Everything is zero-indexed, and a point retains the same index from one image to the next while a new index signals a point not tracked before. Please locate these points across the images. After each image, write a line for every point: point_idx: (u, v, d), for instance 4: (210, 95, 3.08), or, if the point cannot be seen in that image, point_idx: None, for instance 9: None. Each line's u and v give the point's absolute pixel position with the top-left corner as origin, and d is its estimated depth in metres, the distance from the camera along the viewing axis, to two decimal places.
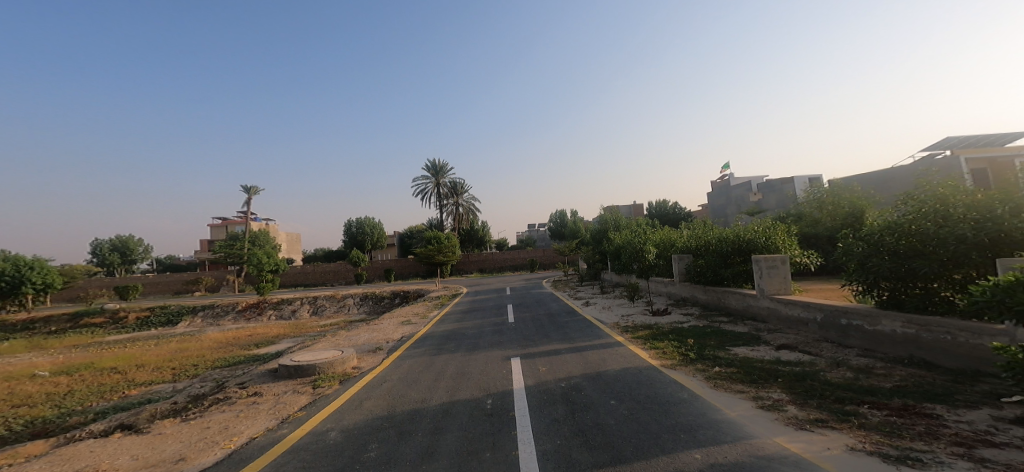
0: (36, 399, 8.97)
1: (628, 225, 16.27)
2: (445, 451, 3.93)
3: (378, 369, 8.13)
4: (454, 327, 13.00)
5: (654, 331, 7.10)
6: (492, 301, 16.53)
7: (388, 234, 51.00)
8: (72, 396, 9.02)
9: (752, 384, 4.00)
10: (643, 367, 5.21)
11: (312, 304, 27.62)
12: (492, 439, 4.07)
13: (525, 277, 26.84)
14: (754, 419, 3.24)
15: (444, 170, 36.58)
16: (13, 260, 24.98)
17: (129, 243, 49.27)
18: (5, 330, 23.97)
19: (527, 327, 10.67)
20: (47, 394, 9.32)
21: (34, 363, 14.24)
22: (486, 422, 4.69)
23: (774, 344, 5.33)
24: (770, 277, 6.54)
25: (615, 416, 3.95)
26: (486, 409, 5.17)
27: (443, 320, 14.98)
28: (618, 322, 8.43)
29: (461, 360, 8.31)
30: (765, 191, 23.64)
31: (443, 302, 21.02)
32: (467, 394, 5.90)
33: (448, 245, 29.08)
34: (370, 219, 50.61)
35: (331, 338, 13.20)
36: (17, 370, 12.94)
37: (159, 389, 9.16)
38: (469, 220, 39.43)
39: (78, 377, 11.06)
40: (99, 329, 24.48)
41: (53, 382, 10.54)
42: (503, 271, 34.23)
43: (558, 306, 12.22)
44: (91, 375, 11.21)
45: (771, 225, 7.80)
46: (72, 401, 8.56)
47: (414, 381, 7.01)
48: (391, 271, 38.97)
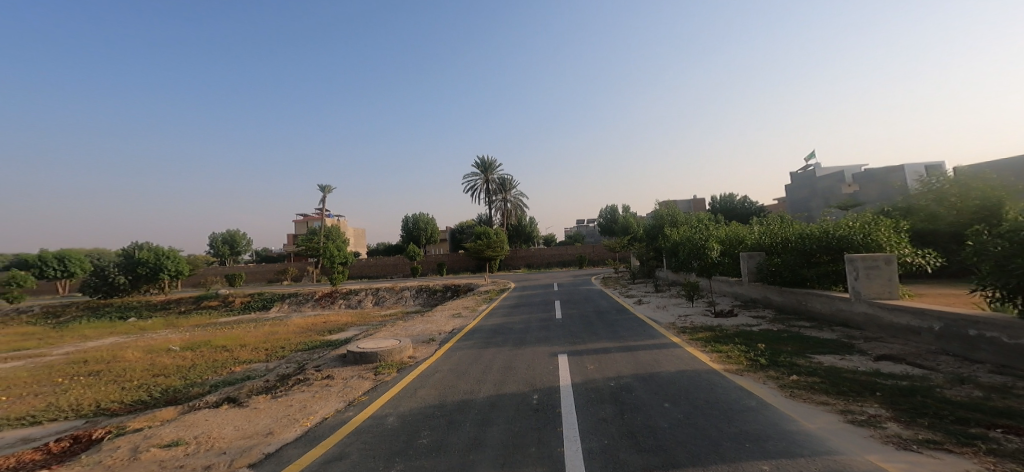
0: (167, 369, 10.10)
1: (687, 221, 15.63)
2: (493, 443, 3.97)
3: (431, 359, 8.37)
4: (501, 321, 13.16)
5: (718, 333, 6.78)
6: (541, 296, 16.50)
7: (441, 230, 52.40)
8: (194, 368, 10.07)
9: (841, 396, 3.72)
10: (704, 370, 4.99)
11: (374, 295, 28.98)
12: (538, 434, 4.07)
13: (575, 273, 26.57)
14: (842, 434, 3.00)
15: (492, 167, 36.72)
16: (156, 250, 29.24)
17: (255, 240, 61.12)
18: (148, 308, 27.04)
19: (575, 324, 10.57)
20: (177, 365, 10.51)
21: (167, 338, 16.24)
22: (531, 417, 4.66)
23: (872, 354, 4.91)
24: (868, 279, 6.00)
25: (669, 419, 3.81)
26: (532, 405, 5.16)
27: (492, 314, 15.20)
28: (674, 322, 8.14)
29: (509, 355, 8.35)
30: (863, 182, 21.88)
31: (493, 297, 21.29)
32: (513, 388, 5.93)
33: (497, 239, 29.40)
34: (424, 215, 52.17)
35: (392, 327, 13.80)
36: (153, 344, 14.80)
37: (255, 367, 9.97)
38: (517, 216, 39.52)
39: (197, 352, 12.32)
40: (213, 310, 27.13)
41: (180, 356, 11.83)
42: (551, 266, 34.10)
43: (608, 304, 11.99)
44: (207, 351, 12.46)
45: (871, 220, 6.98)
46: (193, 373, 9.54)
47: (465, 372, 7.15)
48: (443, 266, 39.97)
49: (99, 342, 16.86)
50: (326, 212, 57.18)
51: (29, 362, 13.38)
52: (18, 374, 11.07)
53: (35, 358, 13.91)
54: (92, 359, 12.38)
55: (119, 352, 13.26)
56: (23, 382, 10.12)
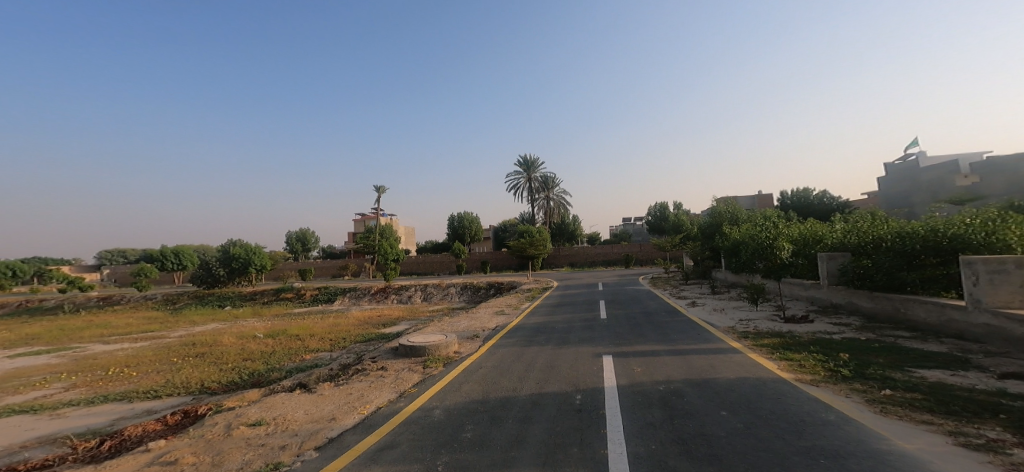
0: (252, 355, 11.47)
1: (748, 219, 14.90)
2: (534, 440, 3.91)
3: (476, 355, 8.43)
4: (544, 320, 13.10)
5: (788, 340, 6.37)
6: (584, 296, 16.27)
7: (484, 229, 53.03)
8: (273, 355, 11.21)
9: (947, 416, 3.35)
10: (770, 379, 4.67)
11: (422, 291, 29.75)
12: (580, 434, 3.97)
13: (621, 273, 25.97)
14: (945, 457, 2.69)
15: (535, 165, 36.62)
16: (246, 246, 33.27)
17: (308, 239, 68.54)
18: (239, 298, 30.52)
19: (621, 324, 10.31)
20: (262, 352, 11.83)
21: (254, 326, 18.23)
22: (574, 417, 4.56)
23: (992, 372, 4.40)
24: (989, 286, 5.41)
25: (726, 428, 3.59)
26: (574, 405, 5.03)
27: (535, 312, 15.20)
28: (735, 326, 7.73)
29: (551, 354, 8.26)
30: (985, 173, 20.03)
31: (536, 295, 21.29)
32: (556, 388, 5.83)
33: (540, 238, 29.32)
34: (468, 214, 53.00)
35: (438, 322, 14.14)
36: (243, 331, 16.94)
37: (322, 355, 10.76)
38: (561, 215, 39.23)
39: (277, 339, 13.74)
40: (288, 302, 29.46)
41: (265, 342, 13.31)
42: (596, 265, 33.57)
43: (657, 305, 11.60)
44: (287, 337, 13.88)
45: (993, 217, 6.22)
46: (274, 359, 10.65)
47: (508, 369, 7.15)
48: (486, 264, 40.37)
49: (205, 328, 19.54)
50: (377, 211, 59.80)
51: (153, 343, 16.14)
52: (144, 353, 13.39)
53: (157, 340, 16.84)
54: (198, 342, 14.46)
55: (217, 337, 15.28)
56: (148, 360, 12.41)
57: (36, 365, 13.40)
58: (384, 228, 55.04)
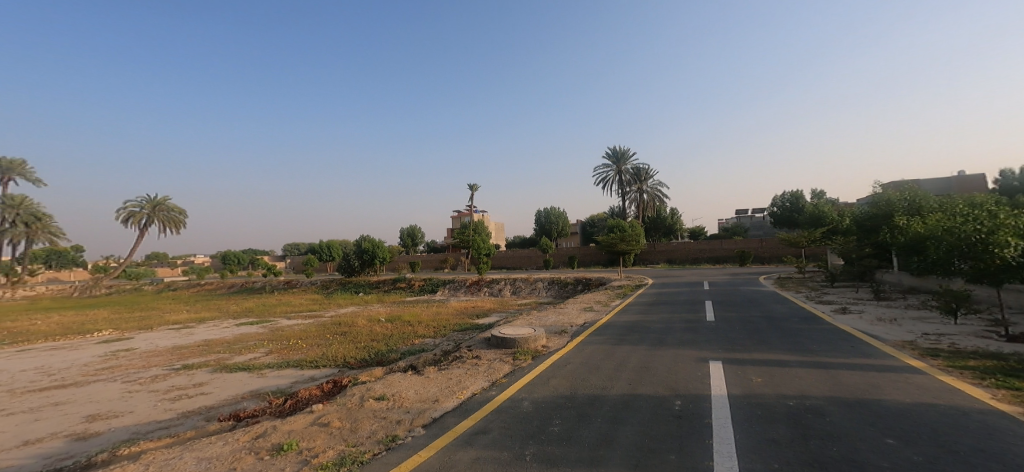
0: (377, 337, 16.17)
1: (932, 208, 12.49)
2: (626, 442, 3.79)
3: (565, 350, 8.24)
4: (637, 318, 12.42)
5: (1008, 364, 5.14)
6: (685, 296, 15.12)
7: (571, 224, 52.40)
8: (392, 338, 15.66)
9: None
10: (970, 411, 3.75)
11: (511, 285, 30.29)
12: (681, 441, 3.72)
13: (728, 272, 23.63)
14: None
15: (625, 157, 35.14)
16: (375, 243, 42.89)
17: (415, 230, 75.12)
18: (366, 285, 39.17)
19: (732, 330, 9.28)
20: (385, 334, 16.61)
21: (377, 312, 24.34)
22: (672, 424, 4.32)
23: None
24: None
25: (886, 460, 2.98)
26: (672, 410, 4.92)
27: (626, 310, 14.55)
28: (912, 341, 6.51)
29: (646, 354, 7.75)
30: None
31: (627, 293, 20.30)
32: (651, 390, 5.69)
33: (632, 233, 27.89)
34: (555, 209, 52.80)
35: (525, 316, 14.29)
36: (371, 315, 23.15)
37: (426, 341, 14.78)
38: (655, 207, 37.23)
39: (395, 324, 18.76)
40: (403, 291, 34.85)
41: (389, 326, 18.34)
42: (699, 262, 31.23)
43: (781, 311, 10.21)
44: (402, 324, 18.72)
45: None
46: (392, 342, 15.00)
47: (596, 367, 6.95)
48: (574, 259, 39.81)
49: (337, 313, 25.94)
50: (472, 208, 63.12)
51: (316, 321, 22.98)
52: (311, 328, 19.84)
53: (317, 319, 23.72)
54: (342, 322, 20.77)
55: (355, 320, 21.32)
56: (313, 335, 17.94)
57: (253, 330, 20.05)
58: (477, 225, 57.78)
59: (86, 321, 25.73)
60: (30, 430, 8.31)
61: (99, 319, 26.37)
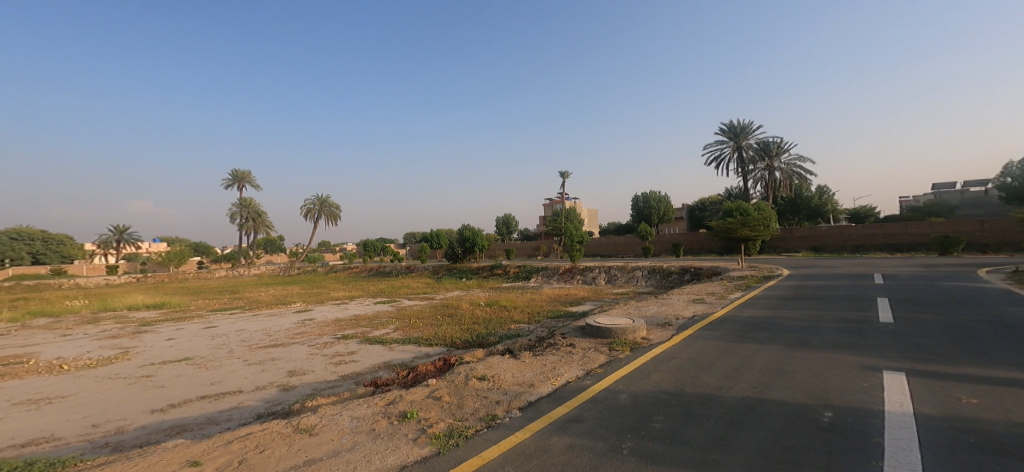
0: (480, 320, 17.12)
1: None
2: (746, 448, 3.74)
3: (667, 344, 7.97)
4: (769, 314, 10.55)
5: None
6: (836, 291, 12.60)
7: (675, 208, 48.44)
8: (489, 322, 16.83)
9: None
10: None
11: (606, 274, 28.95)
12: (827, 457, 3.47)
13: (888, 263, 19.49)
14: None
15: (747, 130, 31.37)
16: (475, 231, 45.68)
17: (508, 220, 76.77)
18: (469, 271, 41.31)
19: (922, 335, 7.19)
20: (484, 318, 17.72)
21: (476, 297, 26.13)
22: (816, 435, 3.91)
23: None
24: None
25: None
26: (821, 422, 4.23)
27: (751, 303, 12.62)
28: None
29: (764, 352, 7.19)
30: None
31: (750, 285, 17.72)
32: (788, 396, 5.12)
33: (757, 217, 24.40)
34: (655, 192, 49.31)
35: (621, 306, 13.40)
36: (475, 299, 25.45)
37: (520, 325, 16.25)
38: (790, 186, 32.50)
39: (495, 308, 20.07)
40: (499, 277, 36.22)
41: (492, 310, 19.68)
42: (867, 249, 26.52)
43: (1011, 319, 7.62)
44: (499, 308, 19.95)
45: None
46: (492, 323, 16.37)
47: (708, 363, 6.82)
48: (681, 246, 36.65)
49: (444, 296, 27.96)
50: (562, 197, 62.52)
51: (431, 302, 25.58)
52: (428, 309, 22.34)
53: (432, 300, 26.48)
54: (450, 306, 22.71)
55: (460, 304, 23.16)
56: (429, 317, 19.78)
57: (385, 309, 23.22)
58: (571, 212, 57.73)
59: (285, 295, 33.34)
60: (258, 378, 10.83)
61: (269, 295, 32.65)
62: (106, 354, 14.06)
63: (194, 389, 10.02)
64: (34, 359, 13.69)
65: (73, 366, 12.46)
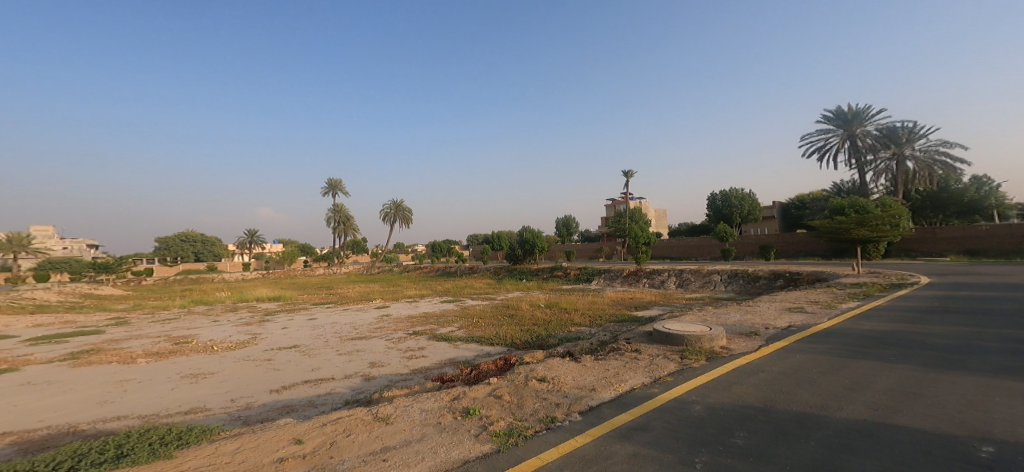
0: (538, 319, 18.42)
1: None
2: None
3: (752, 355, 7.75)
4: (896, 328, 8.87)
5: None
6: (990, 305, 10.29)
7: (761, 205, 43.89)
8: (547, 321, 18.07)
9: None
10: None
11: (689, 275, 28.91)
12: None
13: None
14: None
15: (861, 116, 28.10)
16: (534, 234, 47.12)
17: (568, 222, 76.38)
18: (528, 273, 42.26)
19: None
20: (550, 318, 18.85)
21: (537, 298, 27.34)
22: None
23: None
24: None
25: None
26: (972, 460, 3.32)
27: (870, 315, 10.76)
28: None
29: (869, 370, 6.29)
30: None
31: (872, 294, 14.95)
32: (917, 422, 4.15)
33: (884, 214, 21.01)
34: (737, 189, 45.17)
35: (699, 313, 13.30)
36: (533, 300, 26.54)
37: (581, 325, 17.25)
38: (930, 179, 27.97)
39: (553, 312, 21.40)
40: (559, 278, 37.00)
41: (559, 313, 20.74)
42: None
43: None
44: (557, 312, 21.14)
45: None
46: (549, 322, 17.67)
47: (804, 378, 6.12)
48: (771, 248, 33.12)
49: (504, 297, 29.13)
50: (626, 196, 61.13)
51: (491, 302, 26.95)
52: (488, 309, 23.99)
53: (492, 300, 27.91)
54: (510, 306, 24.22)
55: (519, 305, 24.38)
56: (488, 317, 21.08)
57: (450, 308, 25.07)
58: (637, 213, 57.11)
59: (364, 291, 36.80)
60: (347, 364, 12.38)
61: (351, 292, 36.46)
62: (239, 338, 17.71)
63: (300, 372, 12.11)
64: (192, 339, 17.42)
65: (219, 348, 15.58)
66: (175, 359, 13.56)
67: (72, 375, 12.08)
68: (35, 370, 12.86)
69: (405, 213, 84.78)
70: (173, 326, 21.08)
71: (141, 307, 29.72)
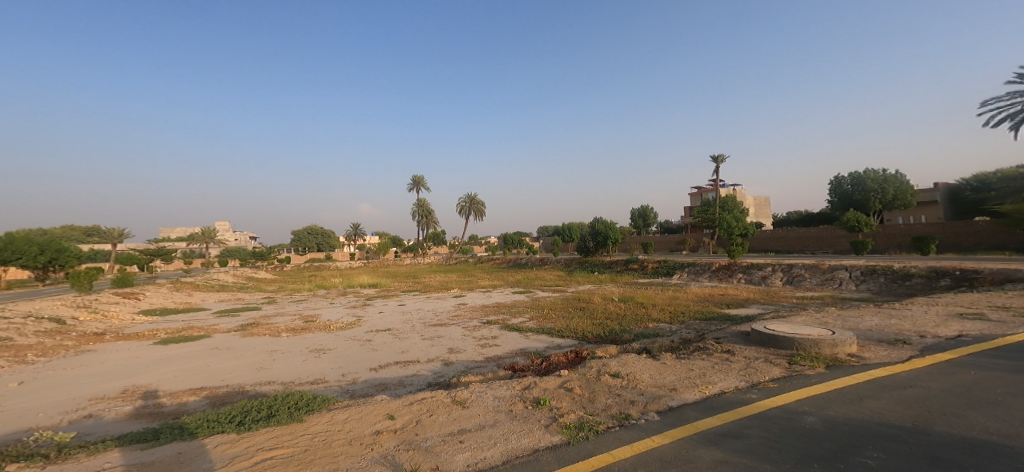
0: (612, 316, 19.92)
1: None
2: None
3: (892, 364, 6.90)
4: None
5: None
6: None
7: (910, 187, 36.91)
8: (624, 319, 19.10)
9: None
10: None
11: (808, 271, 26.64)
12: None
13: None
14: None
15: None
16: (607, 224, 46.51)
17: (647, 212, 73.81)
18: (602, 265, 42.50)
19: None
20: (631, 315, 19.86)
21: (613, 291, 28.24)
22: None
23: None
24: None
25: None
26: None
27: None
28: None
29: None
30: None
31: None
32: None
33: None
34: (875, 171, 38.51)
35: (821, 317, 12.20)
36: (607, 293, 27.35)
37: (660, 327, 17.59)
38: None
39: (629, 305, 22.43)
40: (634, 272, 37.82)
41: (634, 308, 21.68)
42: None
43: None
44: (635, 306, 22.04)
45: None
46: (626, 322, 18.41)
47: (954, 388, 5.46)
48: (933, 240, 26.96)
49: (578, 289, 30.40)
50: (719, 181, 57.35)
51: (563, 294, 28.52)
52: (560, 300, 25.76)
53: (563, 292, 29.61)
54: (582, 298, 25.64)
55: (592, 297, 25.69)
56: (560, 308, 23.04)
57: (522, 299, 27.57)
58: (733, 199, 53.55)
59: (449, 282, 40.30)
60: (429, 351, 15.76)
61: (443, 282, 40.43)
62: (350, 321, 22.13)
63: (390, 356, 15.16)
64: (316, 318, 22.94)
65: (333, 327, 20.24)
66: (304, 336, 18.36)
67: (241, 344, 17.46)
68: (222, 337, 18.88)
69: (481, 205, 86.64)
70: (303, 306, 27.83)
71: (285, 289, 38.60)
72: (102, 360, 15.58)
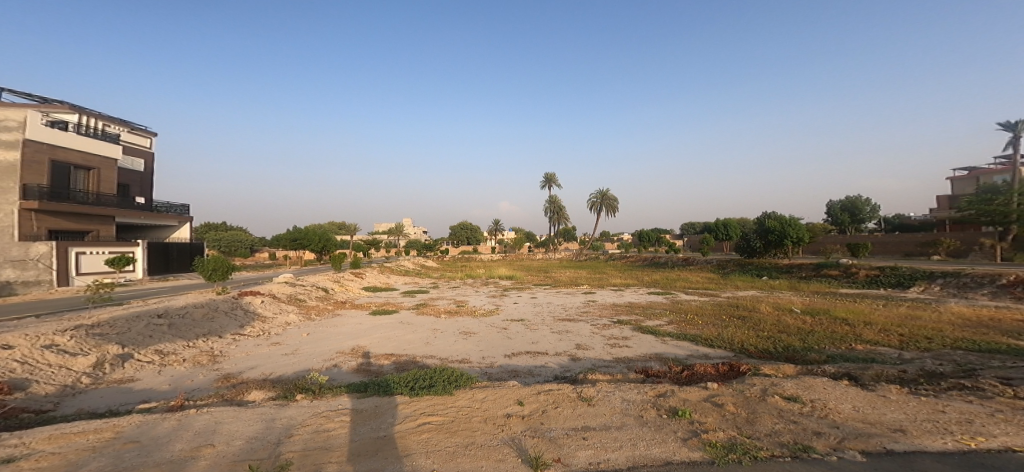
0: (788, 329, 12.62)
1: None
2: None
3: None
4: None
5: None
6: None
7: None
8: (813, 335, 11.81)
9: None
10: None
11: None
12: None
13: None
14: None
15: None
16: (782, 220, 35.21)
17: (854, 203, 56.68)
18: (775, 269, 31.00)
19: None
20: (825, 331, 12.19)
21: (792, 299, 19.25)
22: None
23: None
24: None
25: None
26: None
27: None
28: None
29: None
30: None
31: None
32: None
33: None
34: None
35: None
36: (781, 303, 18.20)
37: (883, 351, 10.15)
38: None
39: (818, 319, 13.95)
40: (833, 280, 25.33)
41: (805, 320, 13.82)
42: None
43: None
44: (828, 321, 13.61)
45: None
46: (814, 340, 11.33)
47: None
48: None
49: (740, 294, 22.45)
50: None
51: (711, 298, 21.01)
52: (710, 305, 18.32)
53: (714, 296, 21.85)
54: (743, 305, 17.64)
55: (758, 305, 17.53)
56: (709, 312, 16.28)
57: (659, 300, 20.91)
58: None
59: (579, 278, 36.10)
60: (557, 344, 12.12)
61: (580, 278, 36.23)
62: (490, 307, 20.03)
63: (520, 345, 12.01)
64: (465, 303, 21.65)
65: (478, 311, 18.11)
66: (459, 317, 16.58)
67: (419, 319, 16.38)
68: (403, 312, 18.28)
69: (614, 200, 77.79)
70: (456, 292, 26.95)
71: (444, 277, 39.59)
72: (345, 321, 16.00)
